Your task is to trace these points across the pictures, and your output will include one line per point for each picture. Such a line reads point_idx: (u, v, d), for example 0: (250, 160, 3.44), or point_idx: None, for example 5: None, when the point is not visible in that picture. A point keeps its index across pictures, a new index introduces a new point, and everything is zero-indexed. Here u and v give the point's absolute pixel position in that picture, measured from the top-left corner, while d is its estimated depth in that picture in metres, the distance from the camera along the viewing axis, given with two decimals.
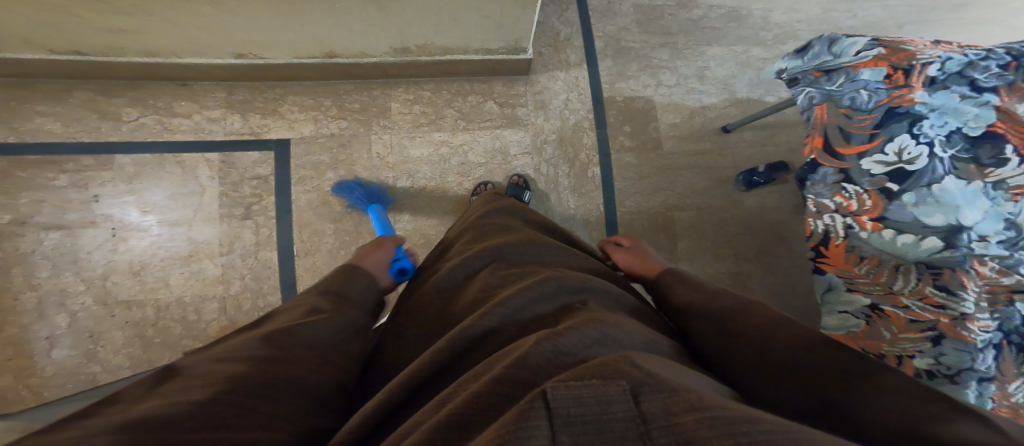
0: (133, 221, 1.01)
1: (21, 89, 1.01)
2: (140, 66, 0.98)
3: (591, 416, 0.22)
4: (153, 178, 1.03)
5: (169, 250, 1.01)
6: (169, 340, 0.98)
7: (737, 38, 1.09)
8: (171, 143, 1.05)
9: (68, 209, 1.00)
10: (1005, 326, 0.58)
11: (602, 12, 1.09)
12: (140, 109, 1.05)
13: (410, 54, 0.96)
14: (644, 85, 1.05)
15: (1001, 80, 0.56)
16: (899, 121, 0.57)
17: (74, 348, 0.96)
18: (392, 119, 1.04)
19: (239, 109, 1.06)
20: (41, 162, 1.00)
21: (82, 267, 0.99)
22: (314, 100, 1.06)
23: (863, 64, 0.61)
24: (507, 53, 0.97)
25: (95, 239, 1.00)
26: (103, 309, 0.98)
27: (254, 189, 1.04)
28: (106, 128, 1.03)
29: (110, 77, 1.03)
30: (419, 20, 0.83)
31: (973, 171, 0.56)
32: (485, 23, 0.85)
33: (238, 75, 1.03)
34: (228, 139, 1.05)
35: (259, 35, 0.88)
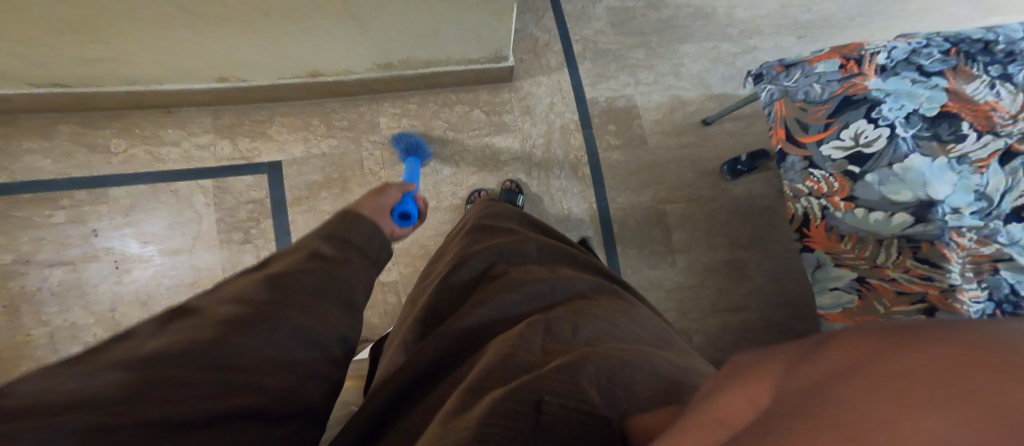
0: (134, 253, 1.03)
1: (7, 128, 1.02)
2: (123, 95, 0.98)
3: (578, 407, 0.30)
4: (151, 209, 1.04)
5: (173, 278, 1.03)
6: None
7: (706, 35, 1.09)
8: (164, 172, 1.05)
9: (70, 245, 1.01)
10: (995, 295, 0.59)
11: (576, 16, 1.09)
12: (128, 140, 1.05)
13: (392, 69, 0.96)
14: (624, 84, 1.06)
15: (945, 64, 0.60)
16: (854, 108, 0.60)
17: None
18: (382, 134, 1.05)
19: (227, 134, 1.06)
20: (37, 200, 1.01)
21: (89, 300, 1.00)
22: (301, 121, 1.06)
23: (818, 59, 0.64)
24: (487, 61, 0.97)
25: (98, 273, 1.02)
26: None
27: (251, 213, 1.05)
28: (96, 162, 1.04)
29: (94, 109, 1.03)
30: (395, 36, 0.83)
31: (936, 148, 0.58)
32: (462, 34, 0.85)
33: (223, 99, 1.03)
34: (220, 165, 1.06)
35: (233, 59, 0.88)
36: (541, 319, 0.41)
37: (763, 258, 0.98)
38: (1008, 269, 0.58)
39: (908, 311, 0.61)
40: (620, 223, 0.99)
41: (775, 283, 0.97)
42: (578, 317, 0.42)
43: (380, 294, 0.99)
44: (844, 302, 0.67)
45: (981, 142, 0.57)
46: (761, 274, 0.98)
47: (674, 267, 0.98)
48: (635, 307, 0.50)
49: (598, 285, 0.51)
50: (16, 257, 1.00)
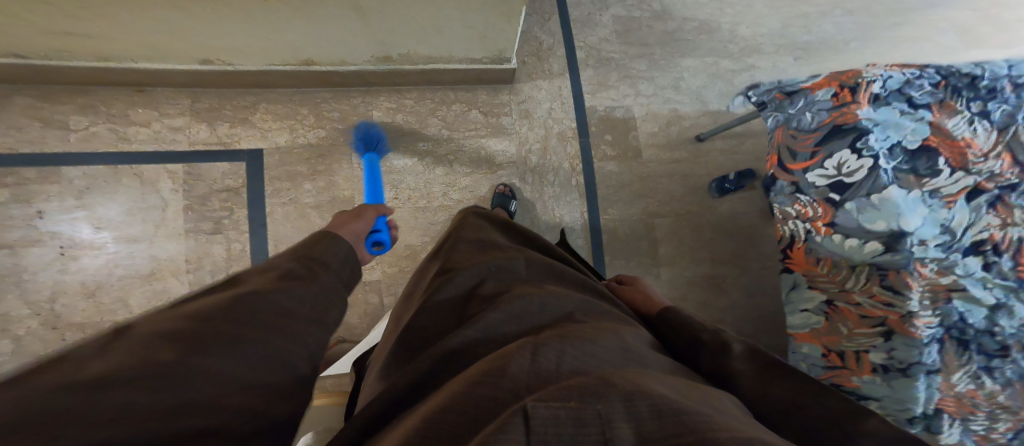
0: (86, 238, 0.94)
1: None
2: (93, 70, 0.91)
3: (567, 436, 0.24)
4: (109, 193, 0.96)
5: (127, 268, 0.95)
6: None
7: (708, 50, 1.14)
8: (129, 153, 0.98)
9: (10, 227, 0.92)
10: (946, 322, 0.63)
11: (582, 23, 1.11)
12: (92, 117, 0.97)
13: (392, 62, 0.94)
14: (623, 94, 1.08)
15: (932, 97, 0.64)
16: (842, 137, 0.63)
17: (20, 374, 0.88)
18: None
19: (205, 117, 1.00)
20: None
21: (26, 289, 0.91)
22: (289, 109, 1.02)
23: (819, 86, 0.67)
24: (490, 64, 0.97)
25: (40, 259, 0.92)
26: (52, 333, 0.90)
27: (224, 202, 0.99)
28: (52, 138, 0.96)
29: (55, 82, 0.95)
30: (401, 29, 0.82)
31: (912, 181, 0.62)
32: (468, 33, 0.85)
33: (205, 82, 0.98)
34: (193, 149, 1.00)
35: (228, 44, 0.85)
36: (520, 342, 0.36)
37: (742, 276, 1.01)
38: (960, 298, 0.63)
39: (869, 333, 0.65)
40: (610, 234, 1.00)
41: (754, 301, 1.00)
42: (562, 337, 0.38)
43: (360, 293, 0.97)
44: (813, 323, 0.70)
45: (952, 178, 0.62)
46: (740, 292, 1.00)
47: (658, 280, 0.99)
48: (626, 324, 0.49)
49: (586, 304, 0.50)
50: None
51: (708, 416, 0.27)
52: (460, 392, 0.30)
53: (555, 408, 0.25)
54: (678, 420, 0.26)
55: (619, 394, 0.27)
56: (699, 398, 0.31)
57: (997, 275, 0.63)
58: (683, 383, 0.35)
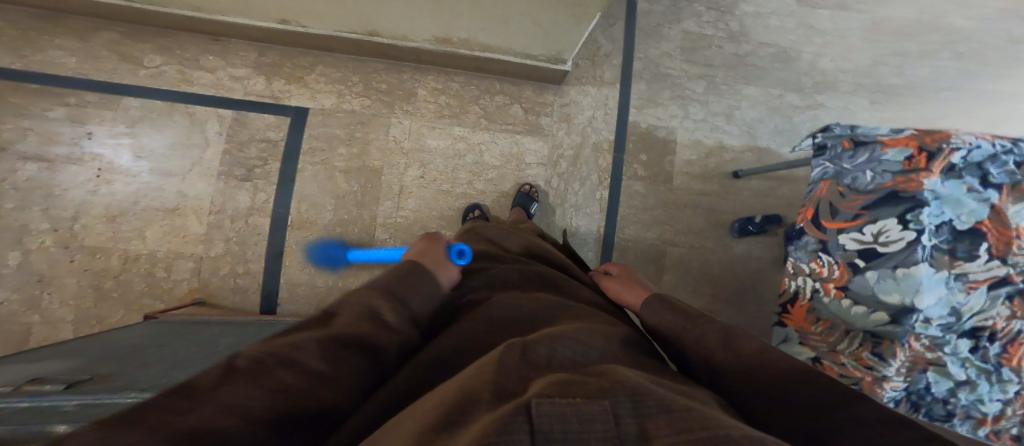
0: (123, 165, 0.99)
1: (44, 21, 1.00)
2: (173, 17, 0.97)
3: (573, 431, 0.24)
4: (161, 127, 1.02)
5: (154, 201, 1.00)
6: (128, 296, 0.98)
7: (777, 80, 1.14)
8: (185, 93, 1.04)
9: (57, 143, 0.98)
10: (911, 387, 0.67)
11: (648, 33, 1.12)
12: (163, 57, 1.04)
13: (451, 45, 0.97)
14: (671, 115, 1.10)
15: (1011, 177, 0.59)
16: (894, 205, 0.60)
17: (16, 291, 0.94)
18: (417, 105, 1.07)
19: (265, 70, 1.06)
20: (41, 93, 0.99)
21: (54, 203, 0.96)
22: (342, 74, 1.07)
23: (893, 143, 0.61)
24: (547, 61, 1.00)
25: (75, 178, 0.98)
26: (62, 253, 0.96)
27: (261, 153, 1.03)
28: (122, 70, 1.02)
29: (140, 23, 1.02)
30: (467, 15, 0.84)
31: (944, 262, 0.60)
32: (532, 29, 0.87)
33: (273, 37, 1.03)
34: (247, 99, 1.06)
35: (295, 4, 0.87)
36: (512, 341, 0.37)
37: (736, 315, 1.02)
38: (935, 371, 0.65)
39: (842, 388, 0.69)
40: (620, 252, 1.03)
41: None
42: (556, 337, 0.39)
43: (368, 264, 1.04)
44: None
45: (988, 265, 0.60)
46: None
47: None
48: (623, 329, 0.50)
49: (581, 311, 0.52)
50: None
51: (694, 408, 0.28)
52: (457, 391, 0.30)
53: (560, 404, 0.26)
54: (671, 414, 0.27)
55: (624, 391, 0.29)
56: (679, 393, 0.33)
57: (976, 356, 0.63)
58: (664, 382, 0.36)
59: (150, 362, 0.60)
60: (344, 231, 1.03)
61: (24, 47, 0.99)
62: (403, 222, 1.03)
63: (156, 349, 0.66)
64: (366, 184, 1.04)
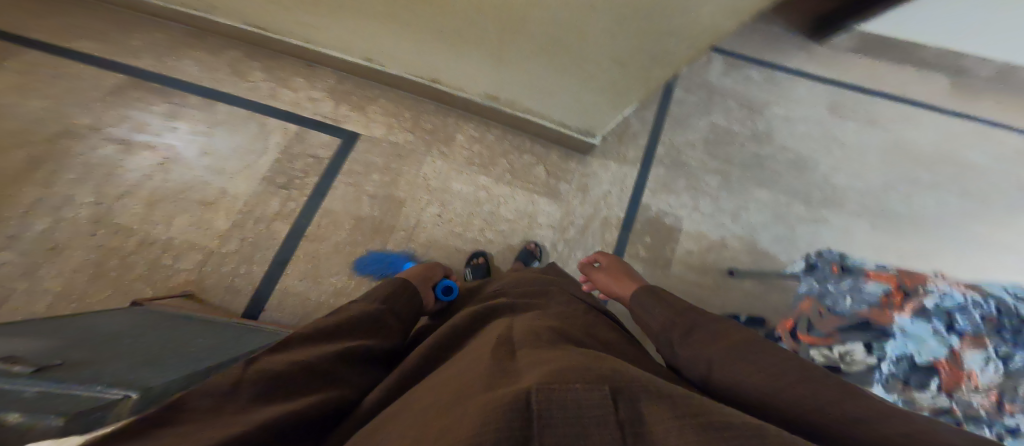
0: (189, 157, 1.12)
1: (183, 39, 1.25)
2: (284, 44, 1.19)
3: (574, 416, 0.29)
4: (233, 132, 1.17)
5: (197, 192, 1.09)
6: (123, 277, 1.00)
7: (790, 188, 1.19)
8: (265, 107, 1.21)
9: (143, 132, 1.13)
10: None
11: (678, 121, 1.24)
12: (263, 74, 1.24)
13: (497, 102, 1.11)
14: (681, 205, 1.15)
15: (979, 327, 0.57)
16: (860, 332, 0.61)
17: (23, 254, 0.98)
18: (452, 148, 1.18)
19: (338, 96, 1.23)
20: (154, 92, 1.18)
21: (111, 180, 1.07)
22: (397, 110, 1.22)
23: (875, 277, 0.65)
24: (579, 132, 1.11)
25: (142, 161, 1.10)
26: (90, 226, 1.03)
27: (305, 167, 1.14)
28: (224, 83, 1.22)
29: (258, 45, 1.25)
30: (520, 83, 0.99)
31: (896, 388, 0.57)
32: (573, 105, 1.01)
33: (354, 70, 1.21)
34: (312, 118, 1.21)
35: (378, 45, 1.05)
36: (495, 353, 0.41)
37: None
38: None
39: None
40: None
41: None
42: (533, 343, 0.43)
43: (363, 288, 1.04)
44: None
45: (938, 402, 0.55)
46: None
47: None
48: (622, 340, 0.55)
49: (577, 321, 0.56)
50: (95, 124, 1.12)
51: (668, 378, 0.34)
52: (457, 396, 0.34)
53: (558, 391, 0.30)
54: (654, 382, 0.32)
55: (613, 376, 0.33)
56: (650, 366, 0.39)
57: None
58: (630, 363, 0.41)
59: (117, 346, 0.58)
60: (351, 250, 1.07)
61: (161, 55, 1.22)
62: (410, 254, 1.07)
63: (125, 337, 0.63)
64: (386, 210, 1.10)
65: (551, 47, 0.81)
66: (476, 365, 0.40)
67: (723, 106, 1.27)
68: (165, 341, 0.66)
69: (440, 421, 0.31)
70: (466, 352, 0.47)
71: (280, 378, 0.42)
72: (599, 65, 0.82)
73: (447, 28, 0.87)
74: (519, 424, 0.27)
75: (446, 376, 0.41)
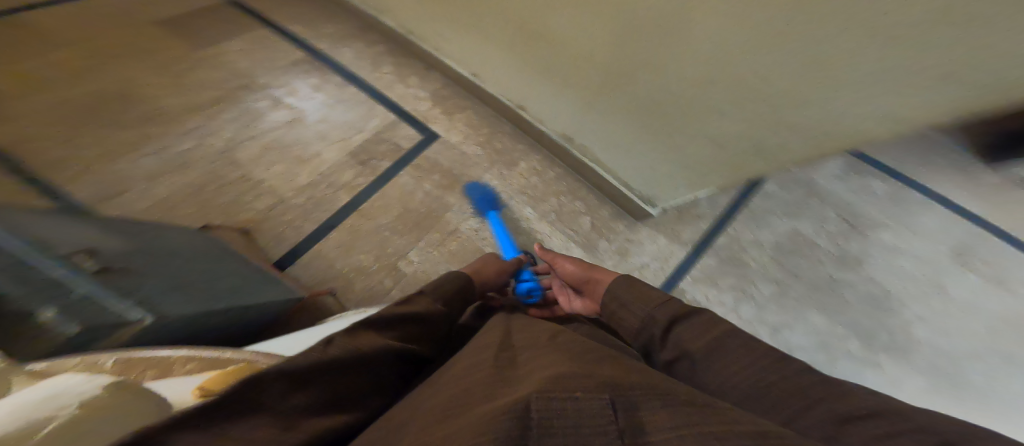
0: (305, 119, 1.25)
1: (339, 22, 1.44)
2: (416, 45, 1.33)
3: (574, 428, 0.26)
4: (345, 109, 1.28)
5: (292, 146, 1.21)
6: (211, 202, 1.11)
7: (853, 322, 1.00)
8: (373, 90, 1.31)
9: (279, 87, 1.30)
10: None
11: (755, 217, 1.13)
12: (387, 63, 1.36)
13: (571, 144, 1.13)
14: (716, 302, 1.04)
15: None
16: None
17: (158, 161, 1.13)
18: (513, 173, 1.20)
19: (439, 98, 1.29)
20: (299, 57, 1.36)
21: (238, 117, 1.23)
22: (481, 125, 1.26)
23: None
24: (643, 199, 1.09)
25: (271, 113, 1.25)
26: (213, 152, 1.17)
27: (385, 151, 1.22)
28: (352, 61, 1.36)
29: (393, 39, 1.40)
30: (602, 133, 1.01)
31: None
32: (645, 168, 0.99)
33: (459, 80, 1.29)
34: (408, 113, 1.27)
35: (489, 63, 1.14)
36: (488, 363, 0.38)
37: None
38: None
39: None
40: None
41: None
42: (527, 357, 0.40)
43: (382, 271, 1.06)
44: None
45: None
46: None
47: None
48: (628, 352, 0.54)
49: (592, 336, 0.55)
50: (248, 70, 1.32)
51: (676, 391, 0.32)
52: (449, 403, 0.31)
53: (557, 399, 0.27)
54: (663, 397, 0.30)
55: (624, 388, 0.30)
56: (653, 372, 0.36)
57: None
58: (623, 359, 0.38)
59: (162, 264, 0.68)
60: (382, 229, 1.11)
61: (317, 30, 1.42)
62: (433, 259, 1.08)
63: (175, 257, 0.73)
64: (430, 211, 1.14)
65: (652, 108, 0.82)
66: (477, 369, 0.38)
67: (807, 211, 1.13)
68: (195, 277, 0.71)
69: (440, 425, 0.28)
70: (468, 350, 0.45)
71: (341, 368, 0.39)
72: (695, 141, 0.82)
73: (559, 65, 0.93)
74: (513, 427, 0.24)
75: (442, 380, 0.38)
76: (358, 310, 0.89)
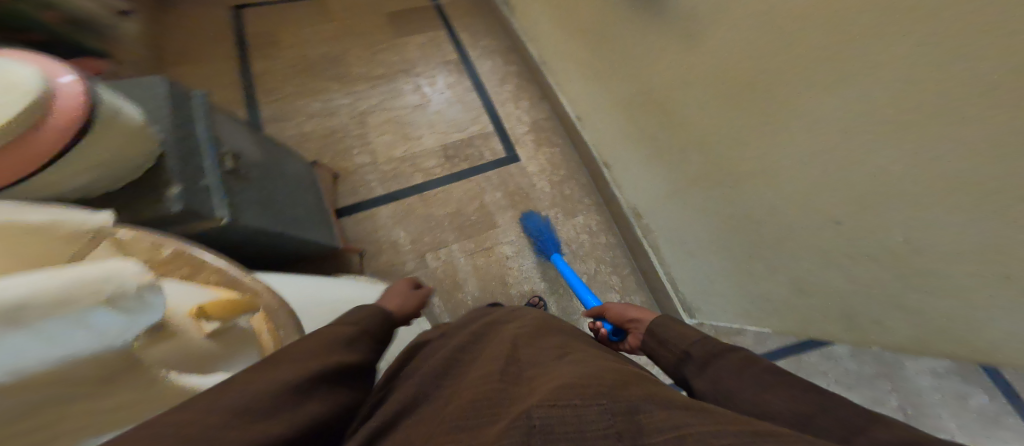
0: (420, 102, 1.35)
1: (487, 30, 1.55)
2: (541, 74, 1.37)
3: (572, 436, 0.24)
4: (461, 109, 1.35)
5: (397, 117, 1.32)
6: (319, 143, 1.25)
7: None
8: (486, 99, 1.38)
9: (413, 66, 1.43)
10: None
11: None
12: (509, 80, 1.43)
13: (637, 221, 1.07)
14: None
15: None
16: None
17: (300, 97, 1.32)
18: (569, 222, 1.17)
19: (539, 128, 1.33)
20: (441, 49, 1.48)
21: (371, 79, 1.38)
22: (563, 166, 1.26)
23: None
24: (681, 303, 0.99)
25: (396, 85, 1.38)
26: (341, 105, 1.32)
27: (469, 154, 1.27)
28: (482, 67, 1.45)
29: (524, 61, 1.46)
30: (673, 225, 0.93)
31: None
32: (704, 280, 0.89)
33: (563, 117, 1.31)
34: (506, 130, 1.32)
35: (597, 113, 1.12)
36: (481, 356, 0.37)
37: None
38: None
39: None
40: None
41: None
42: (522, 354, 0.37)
43: (411, 254, 1.10)
44: None
45: None
46: None
47: None
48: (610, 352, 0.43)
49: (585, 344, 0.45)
50: (397, 44, 1.47)
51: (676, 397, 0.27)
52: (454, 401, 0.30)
53: (551, 408, 0.25)
54: (660, 401, 0.26)
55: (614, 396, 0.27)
56: (649, 382, 0.31)
57: None
58: (624, 372, 0.33)
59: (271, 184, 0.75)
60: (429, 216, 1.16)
61: (467, 30, 1.54)
62: (456, 263, 1.10)
63: (280, 183, 0.80)
64: (479, 221, 1.16)
65: (745, 227, 0.72)
66: (482, 360, 0.36)
67: (872, 395, 0.56)
68: (282, 202, 0.78)
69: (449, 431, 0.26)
70: (481, 339, 0.43)
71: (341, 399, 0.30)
72: (776, 283, 0.70)
73: (665, 141, 0.86)
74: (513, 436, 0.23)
75: (452, 370, 0.36)
76: (370, 279, 0.91)
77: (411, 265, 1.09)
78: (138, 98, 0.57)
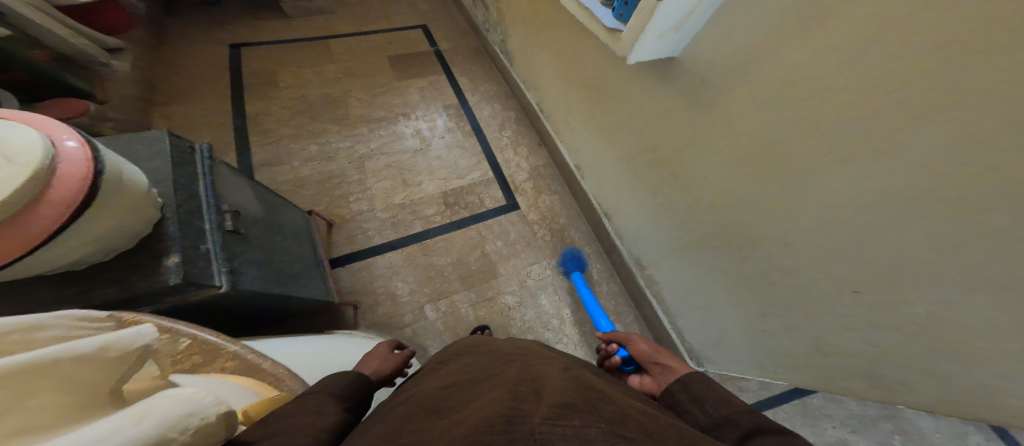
0: (420, 147, 1.36)
1: (488, 80, 1.60)
2: (541, 123, 1.40)
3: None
4: (460, 154, 1.37)
5: (398, 163, 1.32)
6: (316, 188, 1.24)
7: None
8: (487, 146, 1.40)
9: (414, 113, 1.46)
10: None
11: None
12: (509, 128, 1.46)
13: (640, 271, 1.06)
14: None
15: None
16: None
17: (298, 143, 1.32)
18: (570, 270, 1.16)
19: (539, 175, 1.35)
20: (443, 97, 1.51)
21: (372, 126, 1.40)
22: (563, 213, 1.27)
23: None
24: (685, 349, 0.97)
25: (398, 131, 1.39)
26: (340, 151, 1.32)
27: (469, 202, 1.26)
28: (482, 115, 1.48)
29: (524, 110, 1.51)
30: (680, 279, 0.92)
31: None
32: (714, 335, 0.87)
33: (562, 165, 1.33)
34: (506, 177, 1.33)
35: (597, 160, 1.14)
36: (501, 387, 0.35)
37: None
38: None
39: None
40: None
41: None
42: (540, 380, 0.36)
43: (408, 305, 1.06)
44: None
45: None
46: None
47: None
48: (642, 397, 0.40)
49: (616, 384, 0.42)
50: (399, 92, 1.50)
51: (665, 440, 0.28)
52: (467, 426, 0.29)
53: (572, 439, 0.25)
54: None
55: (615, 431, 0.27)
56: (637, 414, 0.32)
57: None
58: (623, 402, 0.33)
59: (267, 239, 0.73)
60: (429, 263, 1.13)
61: (468, 79, 1.59)
62: (457, 314, 1.06)
63: (275, 237, 0.77)
64: (480, 270, 1.13)
65: (761, 286, 0.71)
66: (492, 391, 0.34)
67: (877, 438, 0.45)
68: (280, 257, 0.75)
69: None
70: (498, 371, 0.40)
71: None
72: (793, 339, 0.67)
73: (670, 194, 0.87)
74: None
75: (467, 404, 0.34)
76: (367, 335, 0.86)
77: (408, 316, 1.04)
78: (139, 154, 0.55)
